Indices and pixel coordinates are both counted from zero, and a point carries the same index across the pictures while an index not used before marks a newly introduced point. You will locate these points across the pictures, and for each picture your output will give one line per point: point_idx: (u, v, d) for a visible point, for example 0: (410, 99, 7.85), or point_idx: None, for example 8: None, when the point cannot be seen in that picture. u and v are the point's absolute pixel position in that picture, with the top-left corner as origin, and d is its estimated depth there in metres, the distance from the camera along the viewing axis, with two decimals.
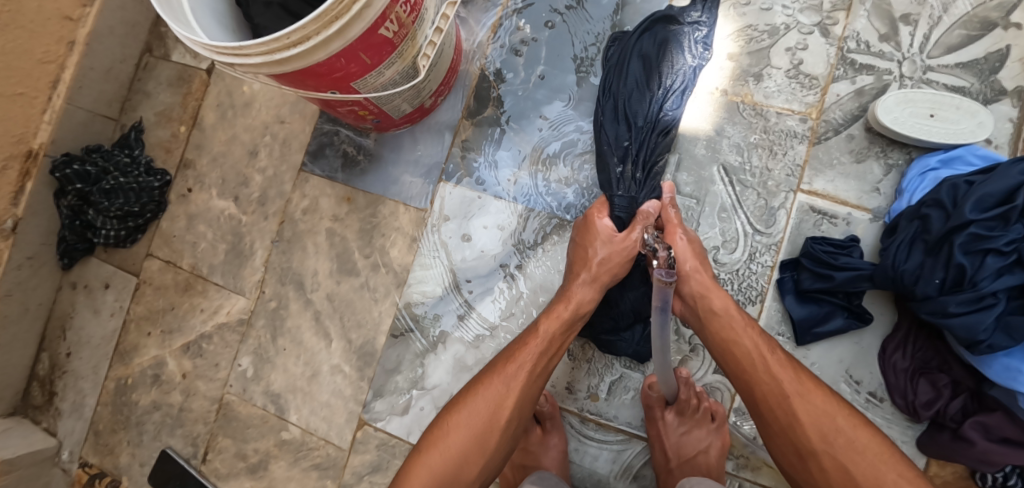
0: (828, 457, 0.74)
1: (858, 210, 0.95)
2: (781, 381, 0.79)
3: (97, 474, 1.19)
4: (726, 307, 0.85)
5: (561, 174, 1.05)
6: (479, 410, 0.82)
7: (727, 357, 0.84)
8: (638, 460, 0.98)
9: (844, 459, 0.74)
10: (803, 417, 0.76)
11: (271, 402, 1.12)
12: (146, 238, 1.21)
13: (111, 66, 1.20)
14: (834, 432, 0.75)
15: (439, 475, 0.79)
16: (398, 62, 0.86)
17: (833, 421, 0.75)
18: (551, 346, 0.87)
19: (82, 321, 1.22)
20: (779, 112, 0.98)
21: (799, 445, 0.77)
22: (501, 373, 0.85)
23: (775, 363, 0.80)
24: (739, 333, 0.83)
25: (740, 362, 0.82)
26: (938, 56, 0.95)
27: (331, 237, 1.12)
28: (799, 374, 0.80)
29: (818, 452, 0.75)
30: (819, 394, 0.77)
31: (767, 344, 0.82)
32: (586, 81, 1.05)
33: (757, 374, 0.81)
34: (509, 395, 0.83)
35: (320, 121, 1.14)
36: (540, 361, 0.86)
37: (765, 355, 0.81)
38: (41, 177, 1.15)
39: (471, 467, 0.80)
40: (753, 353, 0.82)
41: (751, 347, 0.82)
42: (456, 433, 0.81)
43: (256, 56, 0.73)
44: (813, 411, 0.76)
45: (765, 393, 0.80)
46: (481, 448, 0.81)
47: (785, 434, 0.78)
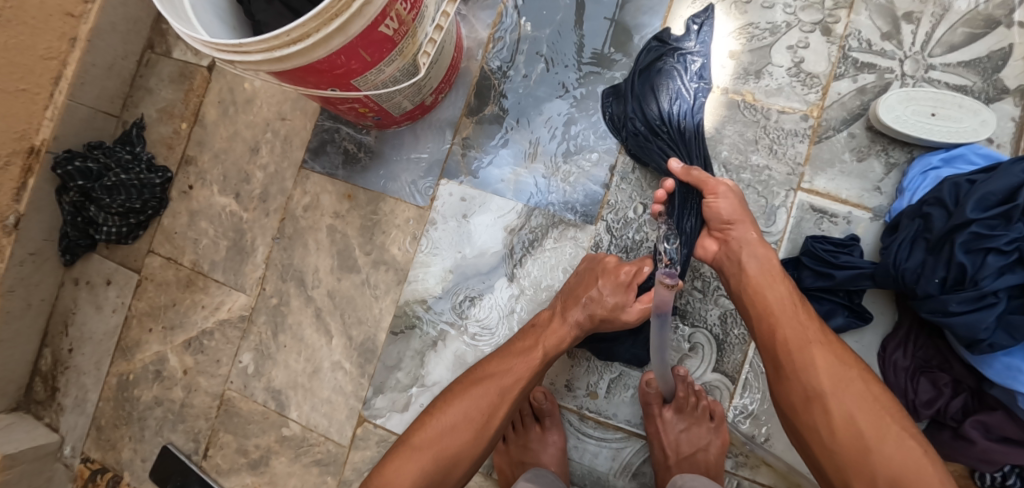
0: (836, 403, 0.74)
1: (859, 209, 0.95)
2: (805, 329, 0.79)
3: (99, 469, 1.19)
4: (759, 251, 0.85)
5: (562, 172, 1.05)
6: (470, 415, 0.84)
7: (757, 299, 0.83)
8: (637, 458, 0.99)
9: (850, 406, 0.74)
10: (821, 361, 0.77)
11: (272, 398, 1.12)
12: (148, 234, 1.22)
13: (113, 62, 1.20)
14: (846, 379, 0.75)
15: (426, 475, 0.80)
16: (398, 59, 0.86)
17: (846, 370, 0.76)
18: (547, 361, 0.88)
19: (84, 316, 1.23)
20: (781, 111, 0.98)
21: (809, 388, 0.76)
22: (496, 381, 0.86)
23: (803, 312, 0.81)
24: (774, 279, 0.83)
25: (770, 304, 0.82)
26: (941, 54, 0.95)
27: (332, 234, 1.12)
28: (820, 327, 0.80)
29: (826, 396, 0.75)
30: (837, 347, 0.78)
31: (795, 295, 0.82)
32: (588, 78, 1.05)
33: (781, 318, 0.81)
34: (501, 404, 0.85)
35: (321, 118, 1.14)
36: (536, 373, 0.88)
37: (794, 303, 0.81)
38: (43, 172, 1.15)
39: (461, 468, 0.82)
40: (781, 301, 0.82)
41: (780, 293, 0.82)
42: (448, 437, 0.82)
43: (257, 53, 0.73)
44: (831, 359, 0.77)
45: (783, 338, 0.80)
46: (471, 451, 0.82)
47: (793, 379, 0.78)
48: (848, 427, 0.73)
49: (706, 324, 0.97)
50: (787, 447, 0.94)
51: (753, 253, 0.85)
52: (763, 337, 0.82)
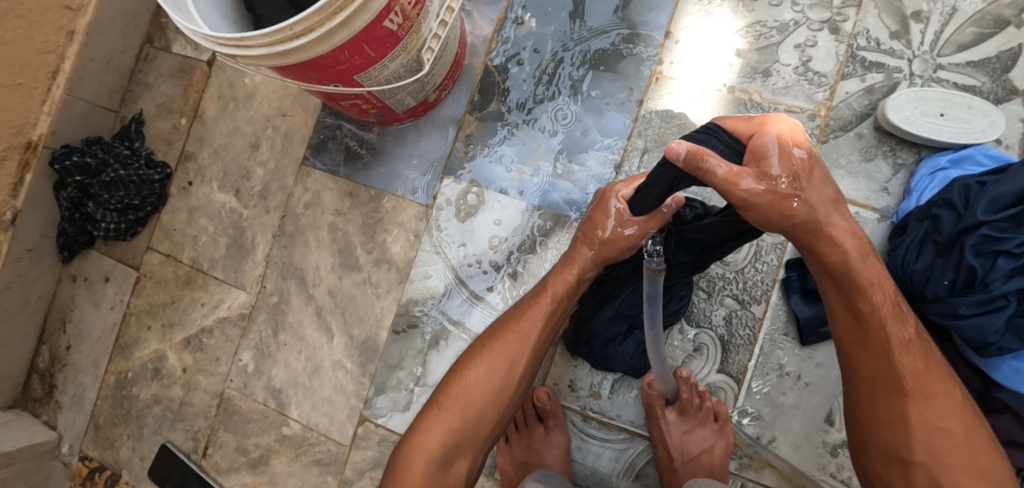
0: (910, 446, 0.70)
1: (866, 209, 0.94)
2: (908, 378, 0.71)
3: (97, 468, 1.18)
4: (850, 234, 0.72)
5: (565, 170, 1.04)
6: (491, 363, 0.83)
7: (857, 341, 0.74)
8: (641, 459, 0.98)
9: (927, 455, 0.69)
10: (913, 419, 0.71)
11: (273, 397, 1.11)
12: (146, 231, 1.20)
13: (112, 57, 1.18)
14: (942, 445, 0.69)
15: (455, 430, 0.80)
16: (402, 55, 0.84)
17: (929, 411, 0.70)
18: (562, 301, 0.84)
19: (82, 314, 1.22)
20: (788, 110, 0.97)
21: (889, 422, 0.72)
22: (512, 337, 0.84)
23: (895, 330, 0.72)
24: (867, 290, 0.72)
25: (859, 320, 0.73)
26: (950, 54, 0.94)
27: (333, 232, 1.11)
28: (918, 347, 0.73)
29: (902, 433, 0.71)
30: (931, 381, 0.71)
31: (903, 333, 0.72)
32: (593, 75, 1.04)
33: (878, 366, 0.73)
34: (524, 354, 0.83)
35: (323, 114, 1.13)
36: (551, 319, 0.84)
37: (889, 324, 0.72)
38: (41, 168, 1.14)
39: (486, 424, 0.81)
40: (874, 323, 0.73)
41: (869, 307, 0.72)
42: (467, 395, 0.82)
43: (259, 48, 0.71)
44: (925, 400, 0.71)
45: (873, 371, 0.73)
46: (496, 406, 0.82)
47: (871, 410, 0.74)
48: None
49: (710, 325, 0.97)
50: (792, 449, 0.93)
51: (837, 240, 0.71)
52: (854, 359, 0.75)
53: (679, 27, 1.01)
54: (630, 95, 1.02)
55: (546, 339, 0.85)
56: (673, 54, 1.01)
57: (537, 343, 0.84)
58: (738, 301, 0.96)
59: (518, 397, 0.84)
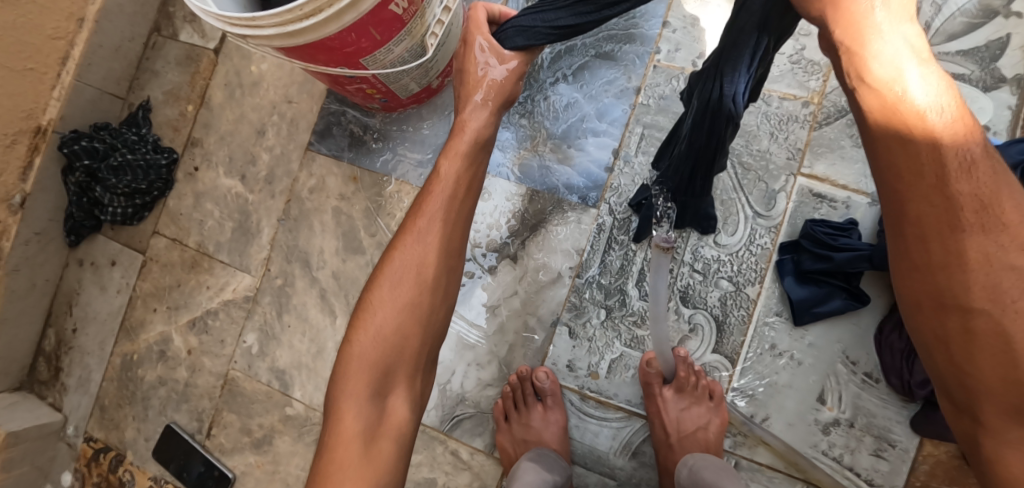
0: (992, 327, 0.56)
1: (857, 194, 0.96)
2: (964, 209, 0.57)
3: (103, 448, 1.20)
4: (907, 93, 0.59)
5: (565, 155, 1.06)
6: (400, 277, 0.78)
7: (906, 176, 0.58)
8: (638, 437, 1.00)
9: (1015, 333, 0.55)
10: (975, 258, 0.56)
11: (277, 378, 1.13)
12: (153, 216, 1.22)
13: (120, 44, 1.21)
14: (1012, 289, 0.56)
15: (375, 374, 0.75)
16: (407, 39, 0.87)
17: (1018, 275, 0.56)
18: (459, 185, 0.79)
19: (89, 297, 1.23)
20: (782, 97, 1.00)
21: (962, 302, 0.57)
22: (401, 269, 0.78)
23: (977, 183, 0.56)
24: (938, 141, 0.57)
25: (927, 179, 0.57)
26: (940, 43, 0.97)
27: (337, 216, 1.13)
28: (1004, 204, 0.57)
29: (975, 309, 0.56)
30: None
31: (967, 164, 0.57)
32: (592, 63, 1.06)
33: (925, 207, 0.58)
34: (428, 254, 0.78)
35: (328, 100, 1.15)
36: (451, 205, 0.79)
37: (969, 177, 0.56)
38: (50, 152, 1.15)
39: (406, 357, 0.77)
40: (951, 176, 0.56)
41: (943, 164, 0.57)
42: (377, 331, 0.77)
43: (269, 28, 0.74)
44: (1011, 270, 0.56)
45: (930, 209, 0.57)
46: (410, 334, 0.77)
47: (930, 283, 0.58)
48: (996, 339, 0.56)
49: (705, 306, 0.99)
50: (785, 427, 0.95)
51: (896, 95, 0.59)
52: (921, 230, 0.58)
53: (676, 15, 1.04)
54: (628, 82, 1.05)
55: (447, 247, 0.80)
56: (670, 42, 1.04)
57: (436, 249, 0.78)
58: (732, 284, 0.99)
59: (435, 317, 0.79)
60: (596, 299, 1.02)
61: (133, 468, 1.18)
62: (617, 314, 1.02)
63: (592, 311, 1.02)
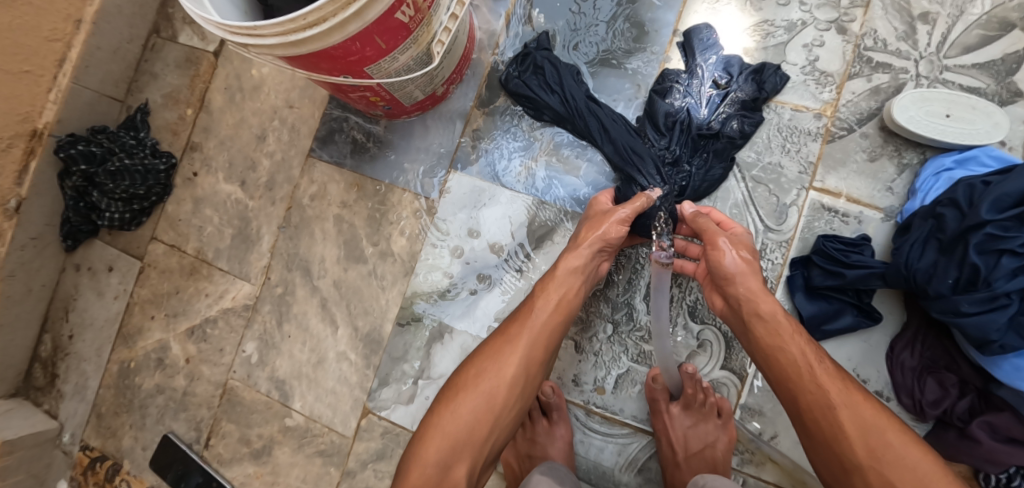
0: (879, 477, 0.74)
1: (870, 209, 0.95)
2: (828, 393, 0.78)
3: (99, 457, 1.18)
4: (772, 311, 0.83)
5: (572, 166, 1.04)
6: (487, 369, 0.84)
7: (774, 365, 0.82)
8: (643, 454, 0.99)
9: (892, 476, 0.73)
10: (850, 430, 0.76)
11: (276, 388, 1.12)
12: (151, 221, 1.20)
13: (119, 46, 1.18)
14: (881, 446, 0.74)
15: (452, 434, 0.81)
16: (413, 47, 0.85)
17: (884, 438, 0.74)
18: (558, 309, 0.88)
19: (85, 303, 1.21)
20: (794, 109, 0.98)
21: (845, 461, 0.76)
22: (507, 337, 0.87)
23: (822, 375, 0.79)
24: (784, 339, 0.82)
25: (786, 368, 0.81)
26: (956, 56, 0.95)
27: (339, 224, 1.11)
28: (846, 388, 0.78)
29: (865, 468, 0.75)
30: (869, 408, 0.76)
31: (816, 354, 0.81)
32: (601, 72, 1.04)
33: (805, 384, 0.79)
34: (517, 348, 0.85)
35: (330, 106, 1.13)
36: (548, 325, 0.87)
37: (814, 365, 0.80)
38: (47, 156, 1.13)
39: (483, 428, 0.81)
40: (799, 362, 0.80)
41: (794, 355, 0.81)
42: (476, 389, 0.83)
43: (271, 37, 0.72)
44: (861, 423, 0.76)
45: (809, 404, 0.79)
46: (492, 408, 0.82)
47: (833, 452, 0.77)
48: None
49: (714, 321, 0.98)
50: (793, 445, 0.94)
51: (758, 312, 0.84)
52: (803, 412, 0.79)
53: (687, 24, 1.02)
54: (637, 92, 1.03)
55: (555, 325, 0.88)
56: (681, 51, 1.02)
57: (546, 328, 0.87)
58: None
59: (517, 403, 0.84)
60: (602, 313, 1.01)
61: (130, 477, 1.16)
62: (624, 329, 1.00)
63: (599, 325, 1.01)
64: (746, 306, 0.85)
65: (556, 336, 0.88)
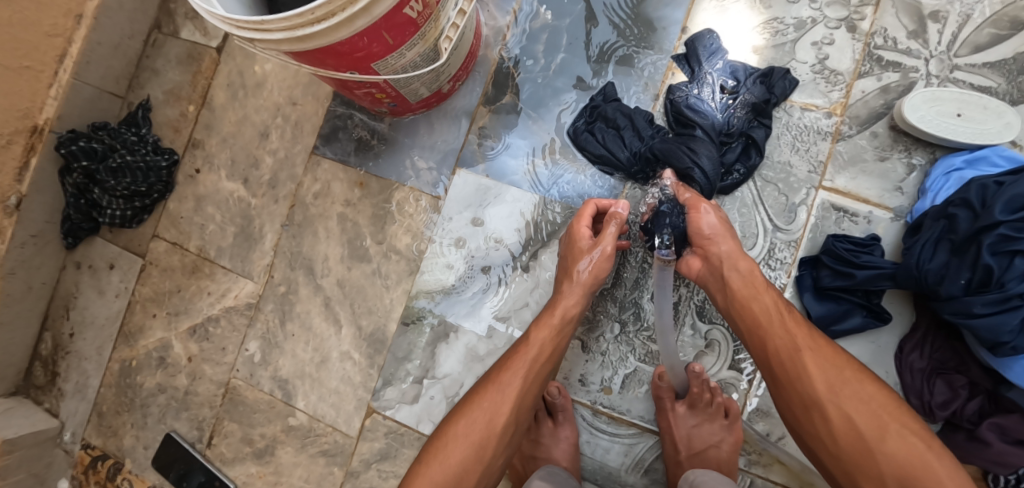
0: (838, 413, 0.74)
1: (879, 209, 0.94)
2: (793, 336, 0.79)
3: (100, 456, 1.17)
4: (752, 268, 0.85)
5: (580, 165, 1.04)
6: (475, 419, 0.82)
7: (745, 314, 0.83)
8: (650, 454, 0.98)
9: (850, 409, 0.73)
10: (812, 367, 0.76)
11: (279, 388, 1.11)
12: (152, 219, 1.19)
13: (120, 42, 1.17)
14: (839, 382, 0.75)
15: (440, 485, 0.79)
16: (420, 43, 0.84)
17: (841, 374, 0.75)
18: (542, 354, 0.87)
19: (86, 301, 1.20)
20: (804, 108, 0.97)
21: (804, 397, 0.76)
22: (496, 385, 0.84)
23: (791, 321, 0.80)
24: (758, 290, 0.83)
25: (757, 317, 0.82)
26: (966, 55, 0.94)
27: (343, 222, 1.10)
28: (812, 333, 0.80)
29: (824, 402, 0.75)
30: (830, 351, 0.77)
31: (782, 304, 0.82)
32: (609, 70, 1.03)
33: (772, 328, 0.81)
34: (505, 398, 0.83)
35: (334, 103, 1.12)
36: (534, 367, 0.86)
37: (782, 312, 0.81)
38: (47, 152, 1.12)
39: (471, 478, 0.80)
40: (769, 310, 0.82)
41: (767, 304, 0.82)
42: (461, 439, 0.81)
43: (278, 32, 0.71)
44: (824, 364, 0.76)
45: (773, 348, 0.80)
46: (480, 457, 0.81)
47: (795, 397, 0.77)
48: (845, 424, 0.73)
49: (722, 321, 0.97)
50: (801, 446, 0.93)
51: (736, 266, 0.86)
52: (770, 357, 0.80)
53: (695, 21, 1.01)
54: (645, 90, 1.02)
55: (543, 371, 0.88)
56: None
57: (536, 374, 0.86)
58: None
59: (504, 449, 0.83)
60: (609, 312, 1.00)
61: (132, 476, 1.15)
62: (631, 328, 1.00)
63: (606, 325, 1.00)
64: (725, 262, 0.86)
65: (542, 381, 0.87)
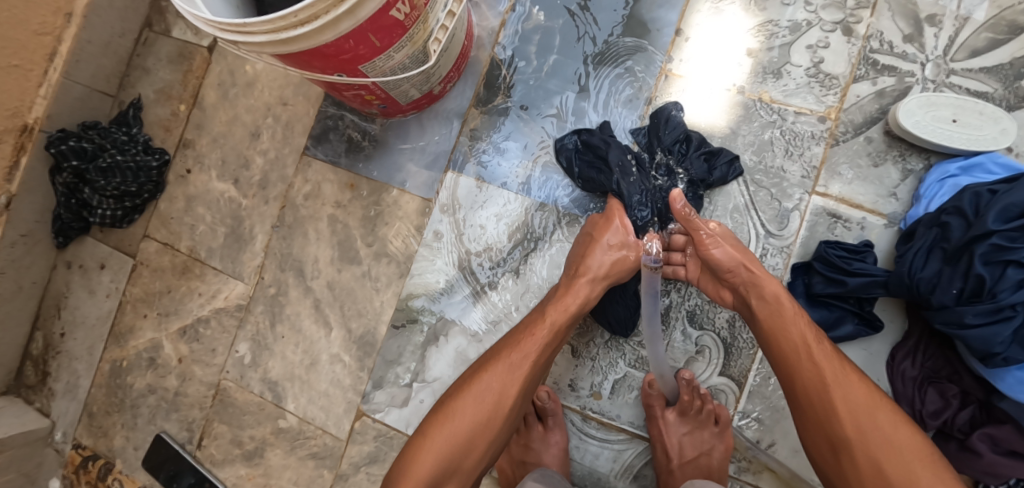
0: (868, 460, 0.73)
1: (872, 215, 0.93)
2: (824, 373, 0.77)
3: (91, 456, 1.17)
4: (776, 295, 0.83)
5: (571, 168, 1.03)
6: (496, 373, 0.84)
7: (772, 346, 0.82)
8: (639, 460, 0.98)
9: (881, 458, 0.72)
10: (841, 408, 0.75)
11: (269, 390, 1.10)
12: (143, 219, 1.19)
13: (110, 40, 1.16)
14: (871, 425, 0.74)
15: (460, 437, 0.80)
16: (408, 45, 0.83)
17: (874, 417, 0.74)
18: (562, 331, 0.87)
19: (76, 301, 1.20)
20: (797, 112, 0.96)
21: (835, 438, 0.75)
22: (505, 361, 0.84)
23: (821, 355, 0.78)
24: (785, 322, 0.81)
25: (784, 349, 0.80)
26: (963, 59, 0.92)
27: (333, 224, 1.10)
28: (843, 368, 0.77)
29: (855, 448, 0.74)
30: (864, 389, 0.75)
31: (814, 335, 0.80)
32: (601, 72, 1.02)
33: (802, 364, 0.79)
34: (526, 358, 0.84)
35: (325, 104, 1.11)
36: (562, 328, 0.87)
37: (812, 346, 0.79)
38: (36, 152, 1.11)
39: (474, 453, 0.80)
40: (797, 345, 0.80)
41: (798, 337, 0.80)
42: (467, 411, 0.81)
43: (262, 35, 0.70)
44: (856, 407, 0.75)
45: (806, 383, 0.78)
46: (486, 432, 0.81)
47: (825, 434, 0.76)
48: (872, 469, 0.72)
49: (713, 327, 0.96)
50: (791, 454, 0.93)
51: (762, 296, 0.84)
52: (799, 394, 0.79)
53: (689, 23, 1.00)
54: (637, 92, 1.01)
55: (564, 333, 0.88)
56: (682, 52, 1.00)
57: (545, 351, 0.86)
58: None
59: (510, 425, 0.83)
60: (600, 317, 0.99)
61: (122, 477, 1.15)
62: (621, 334, 0.99)
63: (596, 330, 0.99)
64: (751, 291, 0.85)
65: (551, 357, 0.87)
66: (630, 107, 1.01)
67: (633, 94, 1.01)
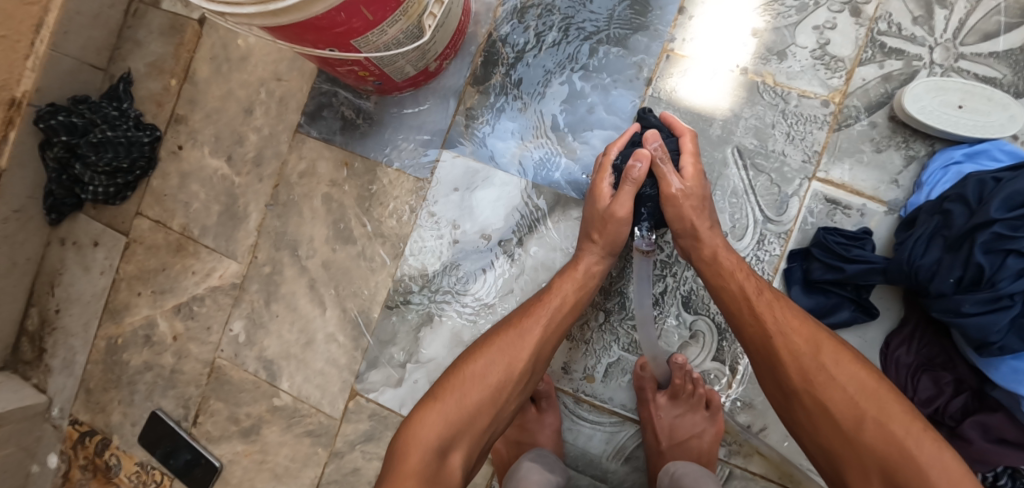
0: (813, 401, 0.73)
1: (873, 201, 0.92)
2: (763, 323, 0.79)
3: (89, 431, 1.18)
4: (714, 253, 0.86)
5: (569, 149, 1.01)
6: (507, 336, 0.84)
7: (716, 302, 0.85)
8: (632, 442, 0.98)
9: (826, 397, 0.72)
10: (781, 355, 0.76)
11: (264, 368, 1.11)
12: (136, 195, 1.17)
13: (99, 11, 1.13)
14: (814, 368, 0.74)
15: (469, 404, 0.79)
16: (403, 20, 0.80)
17: (818, 363, 0.74)
18: (566, 304, 0.87)
19: (71, 278, 1.20)
20: (801, 95, 0.94)
21: (785, 386, 0.76)
22: (502, 349, 0.82)
23: (761, 305, 0.80)
24: (727, 277, 0.84)
25: (728, 305, 0.83)
26: (973, 43, 0.90)
27: (328, 203, 1.08)
28: (784, 314, 0.79)
29: (800, 392, 0.74)
30: (803, 333, 0.76)
31: (754, 286, 0.82)
32: (601, 51, 1.00)
33: (743, 316, 0.81)
34: (539, 322, 0.84)
35: (319, 80, 1.09)
36: (577, 297, 0.88)
37: (751, 298, 0.81)
38: (25, 126, 1.09)
39: (485, 418, 0.79)
40: (738, 296, 0.82)
41: (738, 290, 0.82)
42: (481, 381, 0.80)
43: (250, 6, 0.68)
44: (795, 352, 0.75)
45: (751, 337, 0.80)
46: (495, 400, 0.80)
47: (778, 384, 0.77)
48: (819, 411, 0.72)
49: (708, 312, 0.96)
50: (782, 438, 0.93)
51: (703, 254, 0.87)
52: (750, 343, 0.80)
53: (694, 2, 0.97)
54: (638, 72, 0.99)
55: (579, 304, 0.88)
56: (686, 31, 0.97)
57: (558, 325, 0.86)
58: None
59: (518, 394, 0.82)
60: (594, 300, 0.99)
61: (120, 452, 1.16)
62: (616, 317, 0.99)
63: (591, 313, 0.99)
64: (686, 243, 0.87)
65: (564, 331, 0.87)
66: (629, 87, 0.99)
67: (634, 73, 0.99)
